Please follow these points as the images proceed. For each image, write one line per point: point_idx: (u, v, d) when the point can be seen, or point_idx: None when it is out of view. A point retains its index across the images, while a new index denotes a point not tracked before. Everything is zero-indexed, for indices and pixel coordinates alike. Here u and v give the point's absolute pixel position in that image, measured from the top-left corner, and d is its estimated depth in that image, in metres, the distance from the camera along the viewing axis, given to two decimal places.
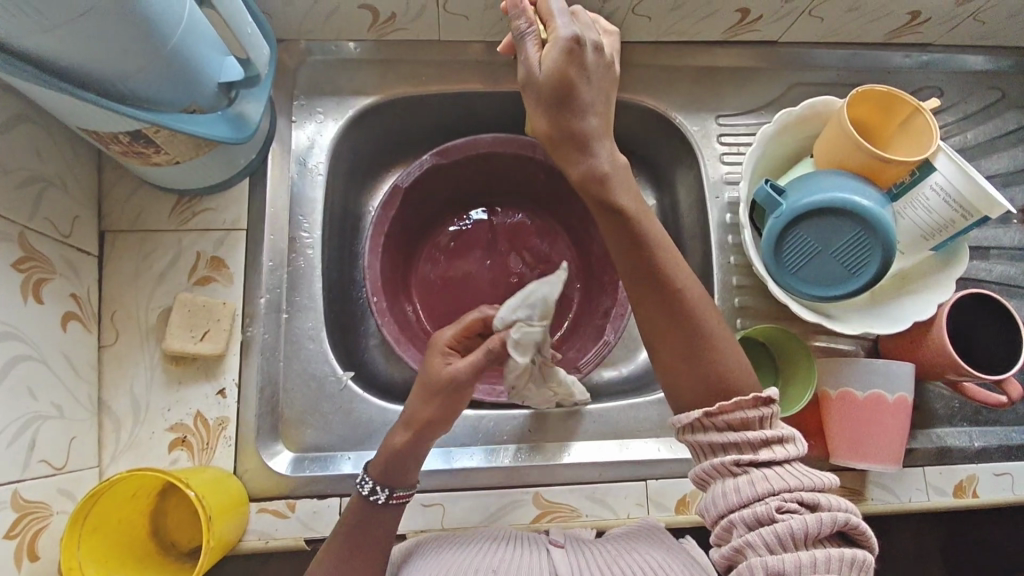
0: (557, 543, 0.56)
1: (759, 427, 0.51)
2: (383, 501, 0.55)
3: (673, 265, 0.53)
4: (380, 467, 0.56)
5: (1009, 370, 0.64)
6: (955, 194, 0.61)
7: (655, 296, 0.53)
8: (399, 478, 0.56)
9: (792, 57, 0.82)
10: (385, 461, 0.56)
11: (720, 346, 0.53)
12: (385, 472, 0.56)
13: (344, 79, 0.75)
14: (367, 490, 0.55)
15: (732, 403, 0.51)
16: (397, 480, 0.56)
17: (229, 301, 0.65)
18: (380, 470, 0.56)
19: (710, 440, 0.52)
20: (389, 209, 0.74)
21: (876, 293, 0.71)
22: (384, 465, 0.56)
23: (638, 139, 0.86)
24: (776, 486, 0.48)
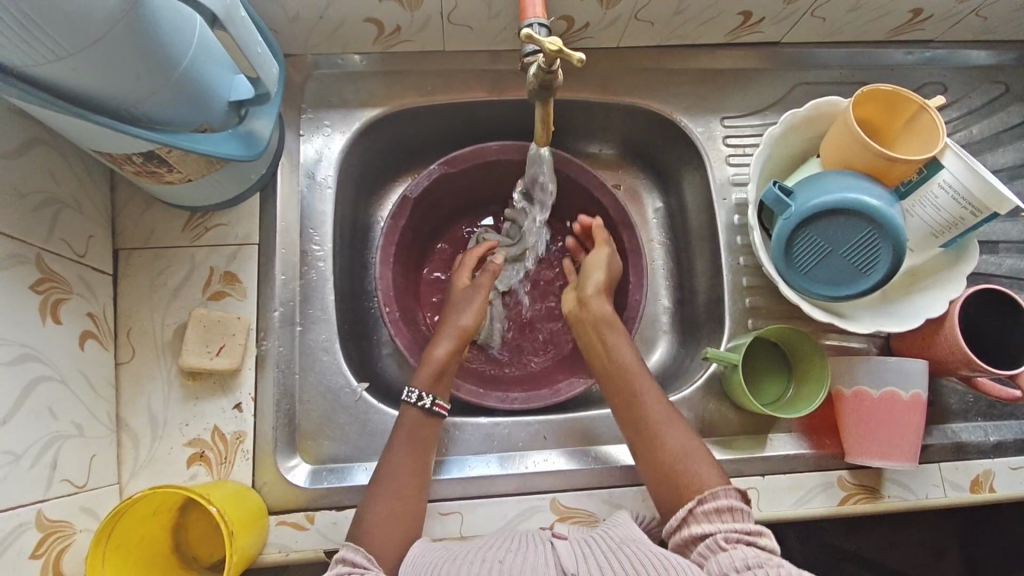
0: (560, 535, 0.56)
1: (742, 519, 0.54)
2: (428, 404, 0.64)
3: (622, 354, 0.65)
4: (427, 378, 0.66)
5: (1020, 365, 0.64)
6: (965, 192, 0.61)
7: (614, 390, 0.64)
8: (440, 389, 0.66)
9: (793, 57, 0.83)
10: (432, 373, 0.66)
11: (703, 463, 0.58)
12: (432, 381, 0.66)
13: (351, 91, 0.75)
14: (416, 396, 0.64)
15: (709, 490, 0.56)
16: (439, 391, 0.66)
17: (243, 315, 0.66)
18: (427, 378, 0.66)
19: (704, 530, 0.54)
20: (399, 219, 0.75)
21: (887, 290, 0.71)
22: (433, 376, 0.66)
23: (642, 141, 0.87)
24: (763, 556, 0.49)
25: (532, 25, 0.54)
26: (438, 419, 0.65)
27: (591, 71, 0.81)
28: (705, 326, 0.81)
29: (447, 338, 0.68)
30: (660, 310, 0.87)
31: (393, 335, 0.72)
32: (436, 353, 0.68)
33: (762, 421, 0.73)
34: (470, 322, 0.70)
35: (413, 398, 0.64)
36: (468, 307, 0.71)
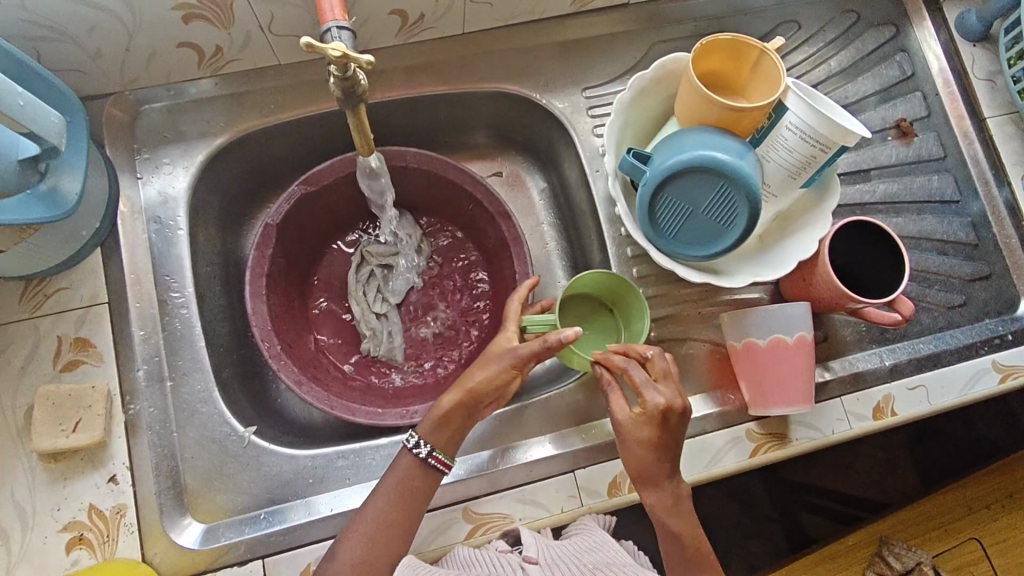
0: (530, 557, 0.61)
1: None
2: (421, 455, 0.60)
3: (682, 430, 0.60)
4: (430, 428, 0.61)
5: (895, 289, 0.65)
6: (811, 131, 0.60)
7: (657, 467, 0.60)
8: (444, 439, 0.61)
9: (646, 16, 0.82)
10: (437, 418, 0.61)
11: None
12: (433, 430, 0.61)
13: (188, 124, 0.70)
14: (414, 444, 0.60)
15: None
16: (443, 439, 0.61)
17: (101, 382, 0.62)
18: (429, 427, 0.61)
19: None
20: (265, 249, 0.71)
21: (763, 238, 0.71)
22: (449, 435, 0.61)
23: (512, 125, 0.85)
24: None
25: (331, 29, 0.50)
26: (436, 476, 0.60)
27: (442, 63, 0.78)
28: None
29: (456, 387, 0.61)
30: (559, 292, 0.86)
31: (276, 370, 0.68)
32: (444, 403, 0.61)
33: None
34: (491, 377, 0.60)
35: (410, 444, 0.60)
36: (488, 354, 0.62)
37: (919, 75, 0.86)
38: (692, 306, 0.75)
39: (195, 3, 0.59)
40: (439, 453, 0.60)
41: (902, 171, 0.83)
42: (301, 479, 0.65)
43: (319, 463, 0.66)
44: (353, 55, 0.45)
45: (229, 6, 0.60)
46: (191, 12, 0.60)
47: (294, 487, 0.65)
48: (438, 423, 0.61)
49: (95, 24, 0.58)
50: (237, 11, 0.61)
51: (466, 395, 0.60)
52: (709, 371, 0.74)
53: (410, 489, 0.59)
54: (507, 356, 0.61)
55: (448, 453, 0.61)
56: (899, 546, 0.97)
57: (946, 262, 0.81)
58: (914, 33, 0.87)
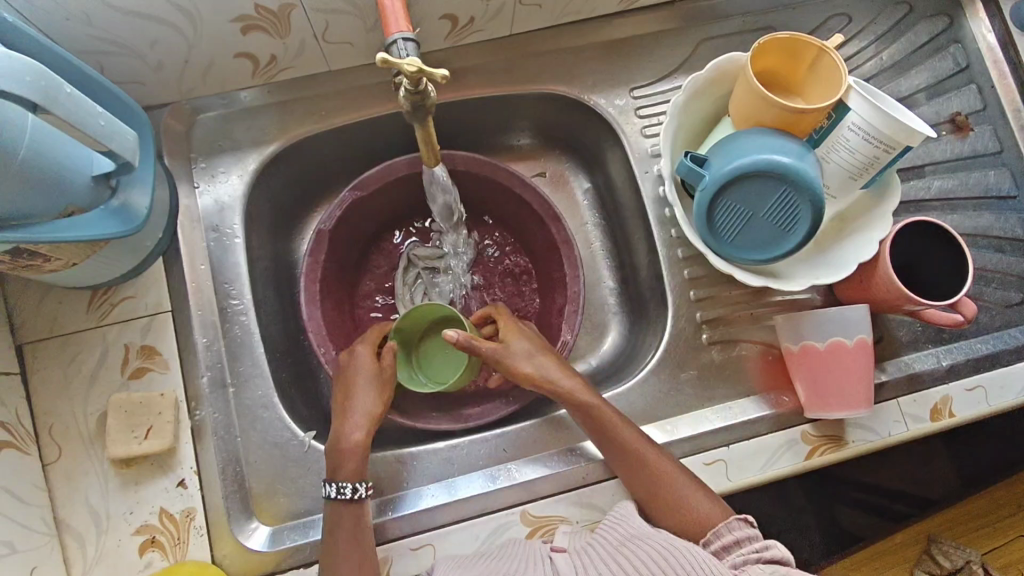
0: (558, 548, 0.57)
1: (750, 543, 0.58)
2: (363, 493, 0.61)
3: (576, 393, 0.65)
4: (352, 469, 0.62)
5: (959, 290, 0.64)
6: (875, 131, 0.59)
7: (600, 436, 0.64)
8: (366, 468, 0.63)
9: (694, 13, 0.81)
10: (346, 461, 0.62)
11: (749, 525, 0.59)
12: (355, 469, 0.62)
13: (242, 131, 0.71)
14: (348, 490, 0.61)
15: (720, 526, 0.59)
16: (346, 462, 0.62)
17: (168, 390, 0.63)
18: (350, 469, 0.62)
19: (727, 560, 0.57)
20: (318, 254, 0.72)
21: (820, 239, 0.70)
22: (358, 462, 0.62)
23: (556, 126, 0.85)
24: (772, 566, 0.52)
25: (398, 41, 0.50)
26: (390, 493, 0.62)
27: (489, 65, 0.78)
28: (651, 304, 0.80)
29: (353, 421, 0.63)
30: (605, 292, 0.86)
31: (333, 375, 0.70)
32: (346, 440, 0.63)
33: (718, 388, 0.73)
34: (372, 399, 0.64)
35: (342, 492, 0.61)
36: (360, 385, 0.65)
37: (974, 68, 0.84)
38: (743, 308, 0.75)
39: (255, 14, 0.59)
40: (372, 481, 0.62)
41: (958, 167, 0.81)
42: None
43: None
44: (427, 69, 0.45)
45: (287, 16, 0.61)
46: (250, 23, 0.61)
47: None
48: (353, 458, 0.63)
49: (157, 38, 0.59)
50: (294, 21, 0.62)
51: (366, 422, 0.64)
52: (763, 373, 0.73)
53: (346, 520, 0.61)
54: (376, 380, 0.65)
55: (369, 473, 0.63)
56: (947, 543, 0.96)
57: (1003, 259, 0.79)
58: (969, 24, 0.85)
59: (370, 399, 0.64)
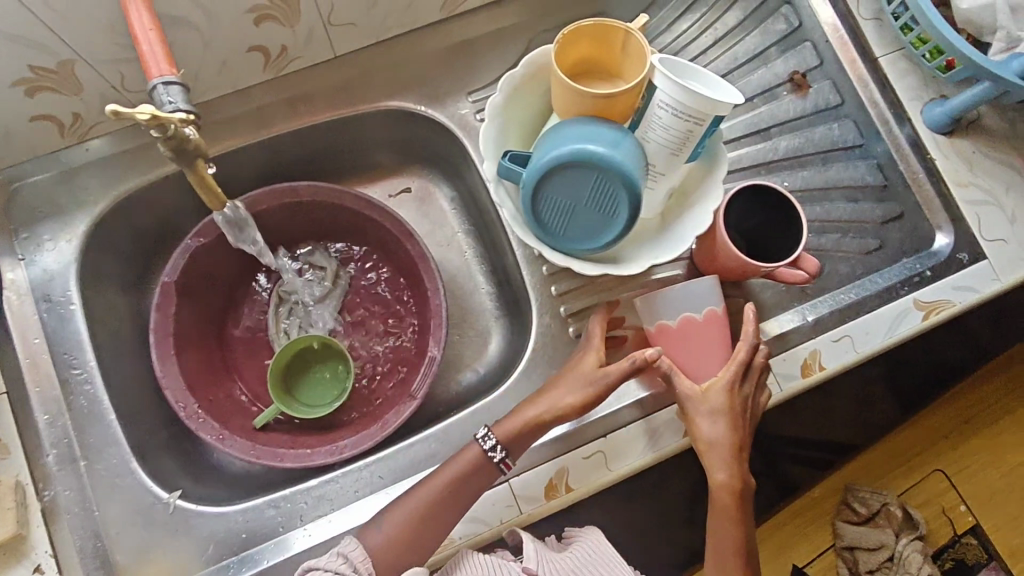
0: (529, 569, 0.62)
1: None
2: (497, 457, 0.63)
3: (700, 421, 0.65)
4: (477, 454, 0.63)
5: (797, 249, 0.65)
6: (682, 107, 0.60)
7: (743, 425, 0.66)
8: (479, 473, 0.63)
9: (522, 9, 0.81)
10: (465, 464, 0.63)
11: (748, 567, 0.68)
12: (456, 479, 0.63)
13: (65, 195, 0.69)
14: (492, 446, 0.63)
15: None
16: (515, 448, 0.64)
17: (9, 475, 0.61)
18: (473, 460, 0.63)
19: None
20: (168, 307, 0.71)
21: (663, 217, 0.70)
22: (457, 467, 0.63)
23: (408, 140, 0.84)
24: None
25: (157, 86, 0.49)
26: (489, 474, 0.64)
27: (321, 89, 0.76)
28: (523, 304, 0.79)
29: (543, 402, 0.65)
30: (483, 298, 0.86)
31: (195, 429, 0.68)
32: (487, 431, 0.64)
33: None
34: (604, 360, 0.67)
35: (488, 447, 0.63)
36: (600, 347, 0.67)
37: (807, 25, 0.85)
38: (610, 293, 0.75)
39: (34, 76, 0.57)
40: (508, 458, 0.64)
41: (802, 124, 0.83)
42: (234, 537, 0.64)
43: (249, 516, 0.65)
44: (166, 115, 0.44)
45: (72, 73, 0.59)
46: (34, 85, 0.58)
47: (228, 544, 0.64)
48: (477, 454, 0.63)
49: None
50: (82, 77, 0.60)
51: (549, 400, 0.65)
52: None
53: (448, 495, 0.62)
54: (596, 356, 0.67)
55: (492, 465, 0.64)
56: (863, 490, 0.97)
57: (857, 208, 0.81)
58: None
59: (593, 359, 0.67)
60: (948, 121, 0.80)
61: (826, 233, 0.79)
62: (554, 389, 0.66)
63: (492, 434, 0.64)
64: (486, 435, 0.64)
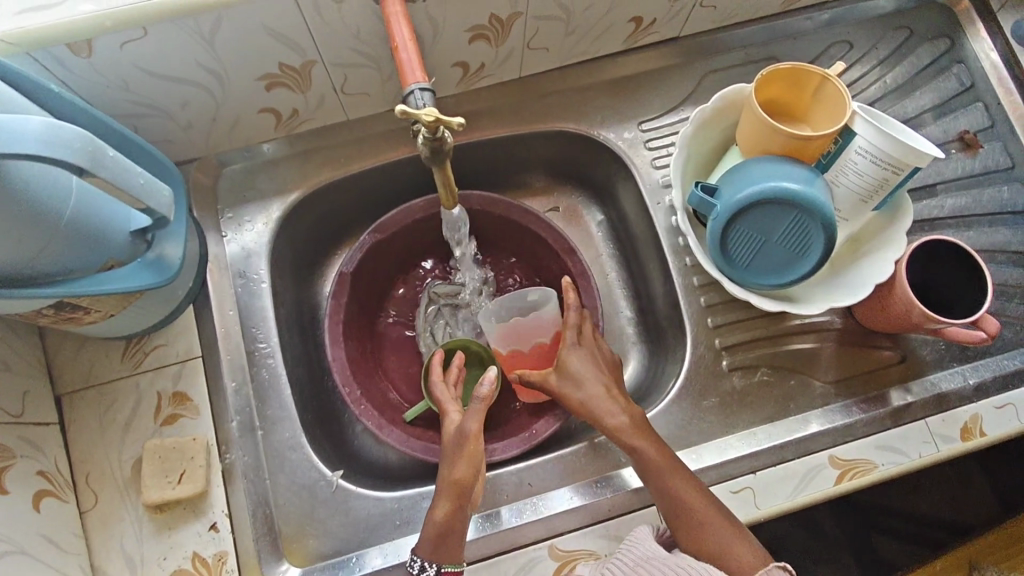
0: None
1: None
2: None
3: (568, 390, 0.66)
4: (427, 545, 0.58)
5: (981, 308, 0.64)
6: (882, 155, 0.60)
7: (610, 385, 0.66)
8: (450, 551, 0.58)
9: (695, 48, 0.83)
10: (432, 536, 0.57)
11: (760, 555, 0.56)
12: (432, 547, 0.57)
13: (266, 181, 0.74)
14: (417, 566, 0.57)
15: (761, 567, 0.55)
16: (445, 554, 0.57)
17: (199, 435, 0.64)
18: (427, 546, 0.58)
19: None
20: (340, 296, 0.75)
21: (835, 261, 0.70)
22: (427, 541, 0.58)
23: (568, 161, 0.87)
24: None
25: (414, 91, 0.53)
26: None
27: (501, 106, 0.80)
28: (669, 332, 0.80)
29: (439, 497, 0.59)
30: (623, 322, 0.87)
31: (358, 415, 0.71)
32: (435, 514, 0.59)
33: (742, 415, 0.72)
34: (463, 469, 0.59)
35: (415, 569, 0.57)
36: (452, 452, 0.60)
37: (979, 87, 0.85)
38: (763, 332, 0.75)
39: (279, 72, 0.63)
40: (447, 565, 0.57)
41: (970, 184, 0.82)
42: (389, 521, 0.66)
43: (406, 504, 0.67)
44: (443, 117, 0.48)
45: (308, 72, 0.64)
46: (274, 81, 0.64)
47: (385, 527, 0.66)
48: (437, 538, 0.58)
49: (188, 98, 0.63)
50: (315, 77, 0.65)
51: (447, 487, 0.59)
52: (785, 398, 0.73)
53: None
54: (464, 442, 0.60)
55: (457, 561, 0.58)
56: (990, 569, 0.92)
57: None
58: (968, 44, 0.86)
59: (472, 422, 0.61)
60: None
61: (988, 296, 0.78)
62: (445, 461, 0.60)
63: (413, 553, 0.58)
64: (412, 558, 0.58)
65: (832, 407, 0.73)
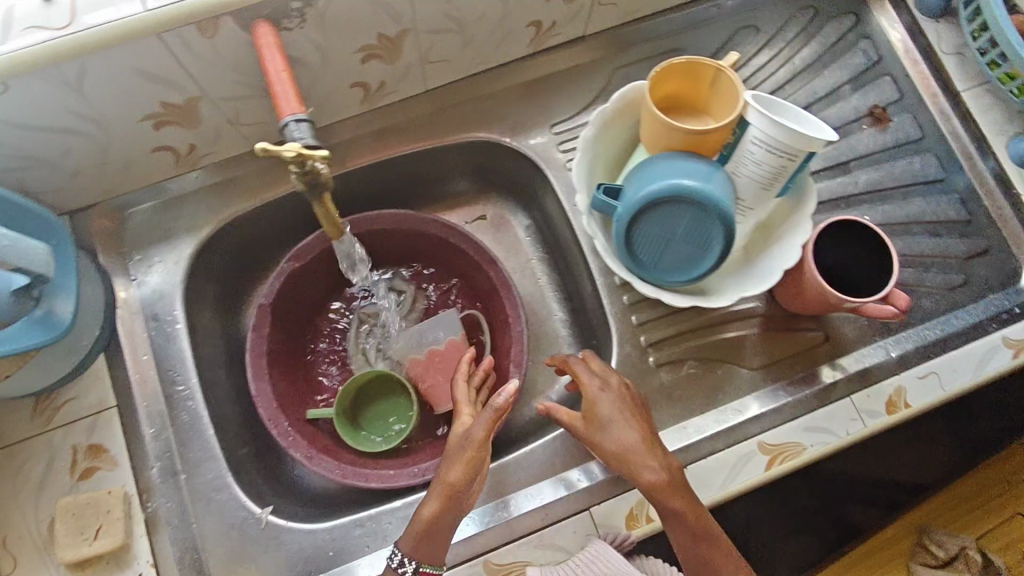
0: None
1: None
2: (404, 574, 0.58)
3: (610, 435, 0.61)
4: (409, 540, 0.59)
5: (889, 283, 0.65)
6: (777, 143, 0.60)
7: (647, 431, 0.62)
8: (428, 552, 0.59)
9: (602, 46, 0.83)
10: (415, 535, 0.59)
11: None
12: (417, 545, 0.59)
13: (172, 219, 0.73)
14: (397, 561, 0.59)
15: None
16: (426, 548, 0.59)
17: (117, 486, 0.63)
18: (411, 542, 0.59)
19: None
20: (262, 328, 0.74)
21: (747, 249, 0.71)
22: (409, 537, 0.59)
23: (487, 169, 0.86)
24: None
25: (289, 124, 0.52)
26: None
27: (410, 121, 0.79)
28: (598, 332, 0.80)
29: (431, 497, 0.59)
30: (556, 324, 0.87)
31: (287, 448, 0.70)
32: (422, 513, 0.59)
33: (671, 409, 0.73)
34: (459, 475, 0.60)
35: (394, 564, 0.59)
36: (451, 457, 0.61)
37: (886, 60, 0.85)
38: (686, 324, 0.76)
39: (163, 111, 0.62)
40: (423, 566, 0.58)
41: (882, 158, 0.82)
42: (321, 554, 0.66)
43: (337, 535, 0.67)
44: (308, 150, 0.47)
45: (195, 108, 0.63)
46: (160, 120, 0.63)
47: (317, 561, 0.66)
48: (418, 538, 0.59)
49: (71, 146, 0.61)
50: (203, 112, 0.64)
51: (441, 491, 0.59)
52: (713, 388, 0.74)
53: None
54: (468, 448, 0.60)
55: (436, 562, 0.60)
56: (940, 532, 0.95)
57: (939, 243, 0.80)
58: (875, 17, 0.87)
59: (482, 428, 0.60)
60: None
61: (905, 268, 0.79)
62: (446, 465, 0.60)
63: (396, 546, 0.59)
64: (394, 551, 0.60)
65: (760, 393, 0.74)
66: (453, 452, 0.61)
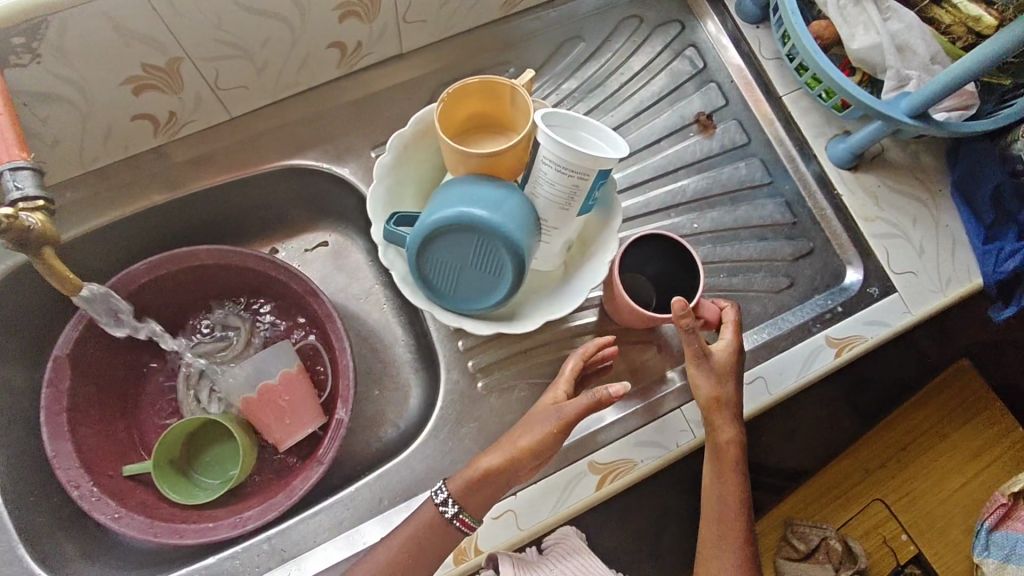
0: None
1: None
2: (445, 510, 0.62)
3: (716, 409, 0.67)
4: (460, 486, 0.62)
5: (695, 295, 0.67)
6: (565, 163, 0.58)
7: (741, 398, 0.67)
8: (474, 504, 0.62)
9: (424, 62, 0.81)
10: (472, 480, 0.62)
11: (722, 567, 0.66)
12: (465, 492, 0.62)
13: None
14: (443, 498, 0.62)
15: None
16: (472, 503, 0.62)
17: None
18: (461, 488, 0.62)
19: None
20: (61, 381, 0.69)
21: (566, 267, 0.69)
22: (462, 481, 0.62)
23: (318, 195, 0.83)
24: None
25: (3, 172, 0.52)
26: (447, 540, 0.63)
27: (219, 150, 0.75)
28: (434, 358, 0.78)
29: (499, 450, 0.62)
30: (401, 350, 0.84)
31: (89, 510, 0.66)
32: (483, 464, 0.62)
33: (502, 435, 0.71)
34: (533, 440, 0.62)
35: (439, 499, 0.62)
36: (536, 422, 0.63)
37: (711, 67, 0.86)
38: (517, 346, 0.75)
39: None
40: (463, 515, 0.62)
41: (709, 165, 0.83)
42: None
43: None
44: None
45: None
46: None
47: None
48: (471, 484, 0.62)
49: None
50: None
51: (497, 464, 0.62)
52: None
53: None
54: (552, 422, 0.62)
55: (476, 516, 0.63)
56: (804, 523, 0.93)
57: (766, 247, 0.81)
58: (699, 24, 0.87)
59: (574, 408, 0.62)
60: (850, 157, 0.80)
61: (735, 273, 0.80)
62: (523, 429, 0.63)
63: (446, 487, 0.62)
64: (440, 488, 0.63)
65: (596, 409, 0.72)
66: (540, 417, 0.63)
